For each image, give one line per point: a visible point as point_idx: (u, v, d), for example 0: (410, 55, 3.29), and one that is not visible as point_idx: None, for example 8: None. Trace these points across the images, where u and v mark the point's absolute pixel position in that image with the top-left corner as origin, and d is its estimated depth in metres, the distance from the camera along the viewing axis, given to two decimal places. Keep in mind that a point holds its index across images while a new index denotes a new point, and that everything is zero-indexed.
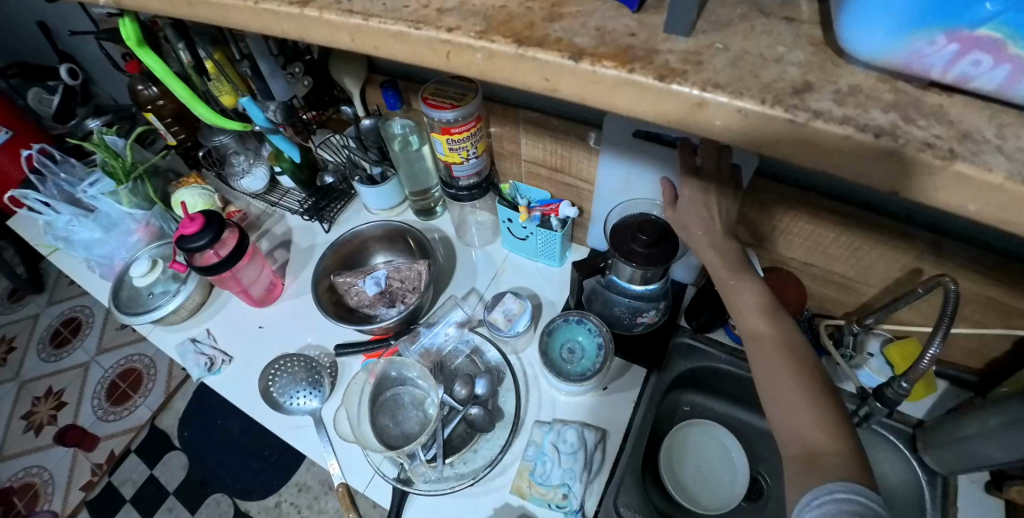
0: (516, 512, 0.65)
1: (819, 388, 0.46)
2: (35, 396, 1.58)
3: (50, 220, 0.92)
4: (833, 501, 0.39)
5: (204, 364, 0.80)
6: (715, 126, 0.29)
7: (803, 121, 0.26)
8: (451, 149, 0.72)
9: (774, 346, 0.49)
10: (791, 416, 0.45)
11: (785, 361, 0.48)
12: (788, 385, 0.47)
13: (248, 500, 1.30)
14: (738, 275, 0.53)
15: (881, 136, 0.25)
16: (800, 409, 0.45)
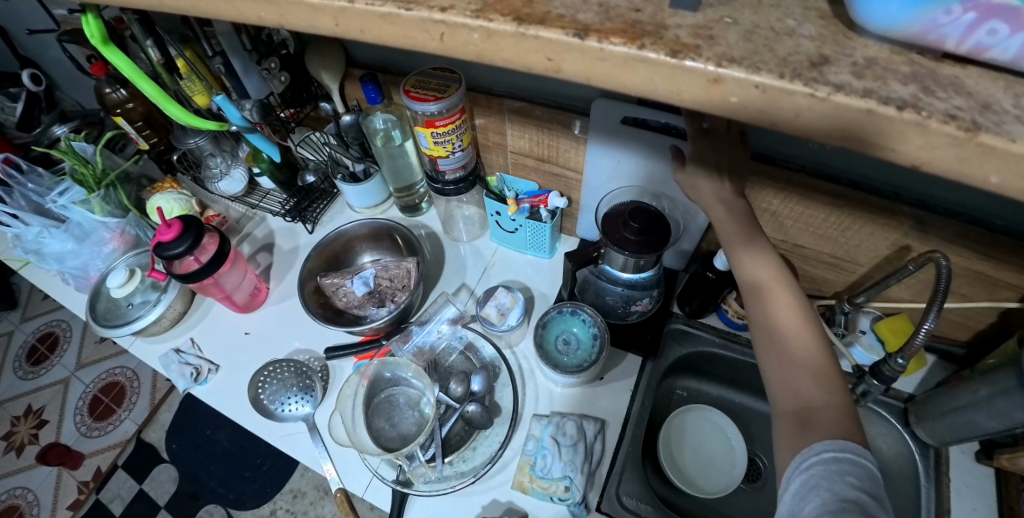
0: (501, 508, 0.64)
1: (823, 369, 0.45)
2: (14, 415, 1.53)
3: (20, 233, 0.86)
4: (820, 462, 0.40)
5: (190, 374, 0.77)
6: (731, 104, 0.28)
7: (824, 95, 0.25)
8: (436, 143, 0.70)
9: (773, 329, 0.48)
10: (788, 388, 0.45)
11: (786, 342, 0.47)
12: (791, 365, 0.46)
13: (242, 510, 1.28)
14: (746, 255, 0.52)
15: (904, 109, 0.24)
16: (802, 385, 0.45)
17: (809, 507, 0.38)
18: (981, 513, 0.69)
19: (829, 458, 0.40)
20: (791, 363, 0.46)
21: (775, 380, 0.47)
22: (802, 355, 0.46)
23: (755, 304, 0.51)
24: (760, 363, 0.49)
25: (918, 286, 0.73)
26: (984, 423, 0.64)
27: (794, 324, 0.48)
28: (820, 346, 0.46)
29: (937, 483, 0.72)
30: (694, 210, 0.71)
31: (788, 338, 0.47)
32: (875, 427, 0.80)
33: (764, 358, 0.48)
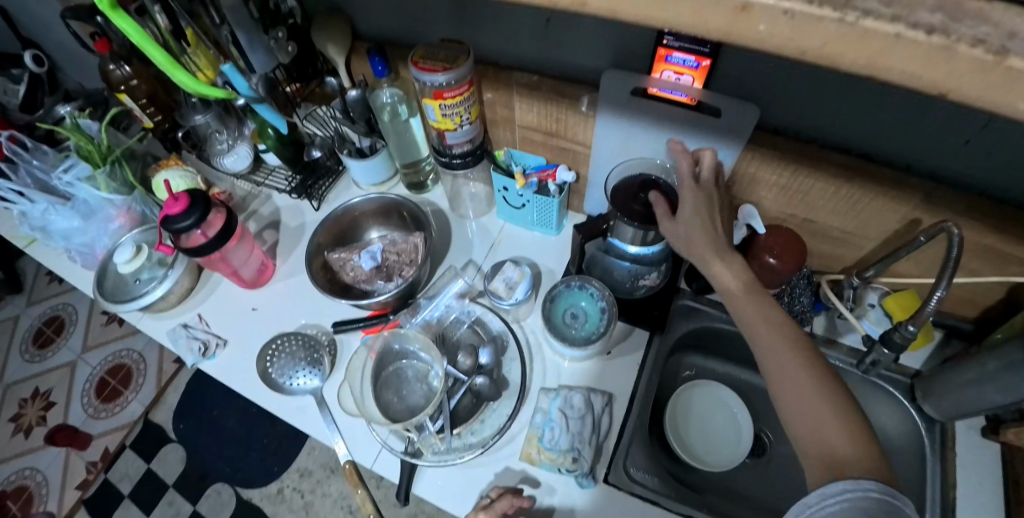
0: (518, 476, 0.65)
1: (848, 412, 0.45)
2: (22, 397, 1.55)
3: (25, 211, 0.88)
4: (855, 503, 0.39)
5: (198, 349, 0.78)
6: (759, 33, 0.27)
7: (853, 19, 0.25)
8: (444, 115, 0.69)
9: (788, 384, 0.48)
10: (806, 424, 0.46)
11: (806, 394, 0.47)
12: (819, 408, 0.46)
13: (250, 488, 1.29)
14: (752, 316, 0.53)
15: (933, 33, 0.24)
16: (821, 414, 0.46)
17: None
18: (987, 487, 0.69)
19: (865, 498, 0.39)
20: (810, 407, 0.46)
21: (802, 423, 0.47)
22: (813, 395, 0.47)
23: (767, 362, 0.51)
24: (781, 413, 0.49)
25: (926, 261, 0.73)
26: (992, 398, 0.64)
27: (796, 359, 0.49)
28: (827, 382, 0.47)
29: (943, 458, 0.73)
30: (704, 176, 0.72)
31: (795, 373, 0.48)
32: (880, 404, 0.81)
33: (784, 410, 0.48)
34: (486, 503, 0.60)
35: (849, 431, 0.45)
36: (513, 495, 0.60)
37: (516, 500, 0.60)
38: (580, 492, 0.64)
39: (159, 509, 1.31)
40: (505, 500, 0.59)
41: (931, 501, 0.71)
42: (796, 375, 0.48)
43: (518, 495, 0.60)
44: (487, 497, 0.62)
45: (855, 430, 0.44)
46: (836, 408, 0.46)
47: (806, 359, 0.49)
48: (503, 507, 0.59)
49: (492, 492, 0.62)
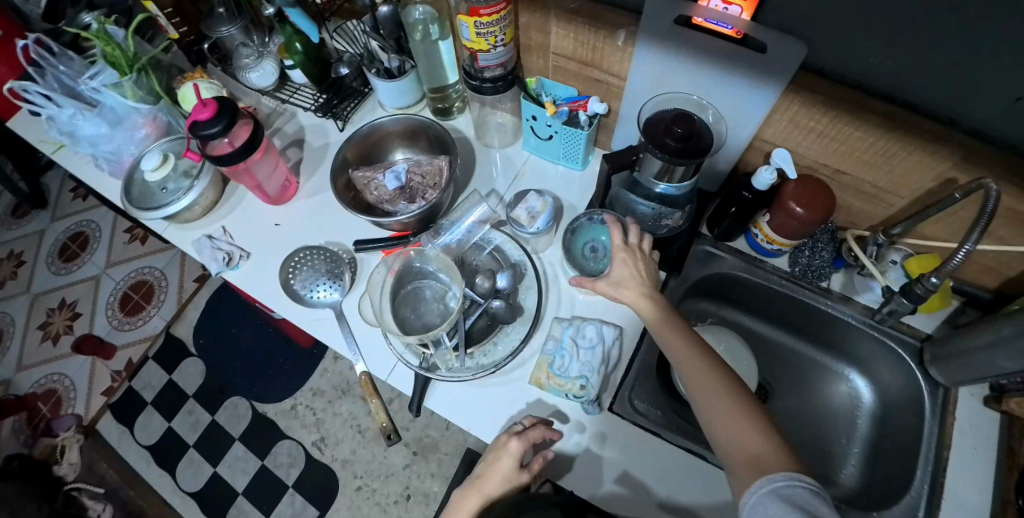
0: (548, 410, 0.67)
1: (753, 409, 0.52)
2: (49, 307, 1.62)
3: (53, 116, 0.86)
4: (773, 486, 0.44)
5: (222, 259, 0.79)
6: None
7: None
8: (479, 34, 0.68)
9: (705, 387, 0.54)
10: (731, 441, 0.50)
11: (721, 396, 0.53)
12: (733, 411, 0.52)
13: (266, 403, 1.38)
14: (669, 330, 0.59)
15: None
16: (735, 418, 0.51)
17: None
18: (979, 452, 0.68)
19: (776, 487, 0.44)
20: (724, 409, 0.52)
21: (726, 435, 0.51)
22: (724, 396, 0.53)
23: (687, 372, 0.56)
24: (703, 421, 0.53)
25: (953, 224, 0.70)
26: (1000, 364, 0.62)
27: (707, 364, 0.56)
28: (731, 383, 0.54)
29: (942, 420, 0.71)
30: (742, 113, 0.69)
31: (718, 395, 0.53)
32: (885, 364, 0.80)
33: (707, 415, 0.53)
34: (520, 429, 0.61)
35: (758, 428, 0.50)
36: (545, 427, 0.61)
37: (548, 432, 0.61)
38: (587, 418, 0.66)
39: (180, 416, 1.40)
40: (538, 430, 0.60)
41: (924, 457, 0.69)
42: (717, 389, 0.54)
43: (550, 428, 0.62)
44: (519, 423, 0.63)
45: (763, 429, 0.50)
46: (746, 411, 0.52)
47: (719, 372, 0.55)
48: (537, 436, 0.60)
49: (524, 420, 0.63)
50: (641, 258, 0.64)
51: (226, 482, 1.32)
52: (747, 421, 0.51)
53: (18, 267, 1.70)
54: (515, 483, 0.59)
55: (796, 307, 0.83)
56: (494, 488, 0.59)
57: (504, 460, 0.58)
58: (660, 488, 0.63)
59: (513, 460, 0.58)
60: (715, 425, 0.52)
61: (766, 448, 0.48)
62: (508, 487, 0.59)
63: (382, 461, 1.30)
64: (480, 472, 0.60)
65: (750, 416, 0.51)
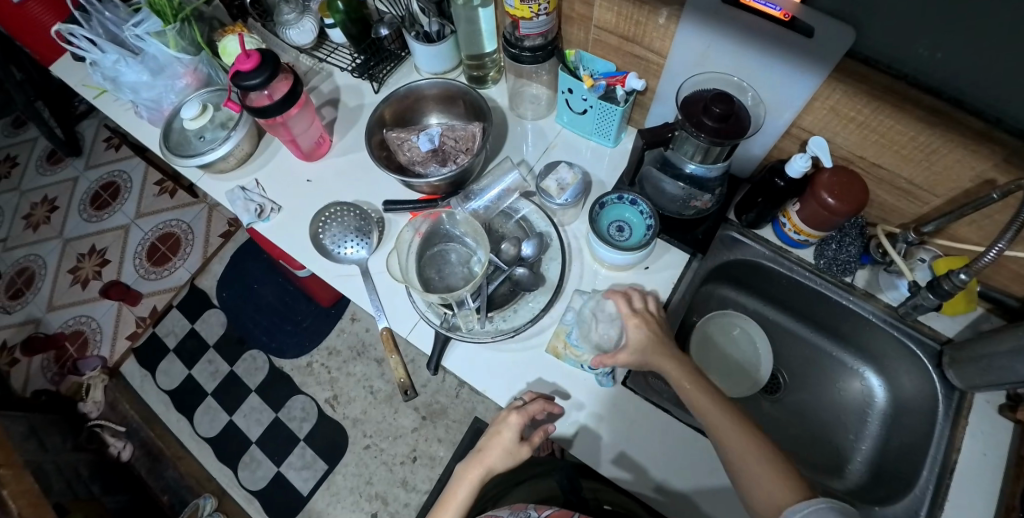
0: (548, 388, 0.68)
1: (773, 456, 0.53)
2: (79, 252, 1.67)
3: (97, 61, 0.89)
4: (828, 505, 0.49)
5: (255, 210, 0.81)
6: None
7: None
8: (522, 2, 0.68)
9: (728, 437, 0.54)
10: (751, 482, 0.52)
11: (741, 445, 0.54)
12: (756, 460, 0.53)
13: (282, 358, 1.43)
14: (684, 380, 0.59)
15: None
16: (759, 470, 0.52)
17: None
18: (989, 459, 0.68)
19: (824, 508, 0.48)
20: (746, 459, 0.53)
21: (748, 478, 0.53)
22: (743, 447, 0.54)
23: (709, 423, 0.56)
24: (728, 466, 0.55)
25: (988, 227, 0.69)
26: (1020, 371, 0.61)
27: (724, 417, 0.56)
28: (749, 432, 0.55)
29: (953, 423, 0.71)
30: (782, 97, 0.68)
31: (740, 442, 0.54)
32: (903, 364, 0.79)
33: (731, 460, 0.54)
34: (520, 403, 0.62)
35: (780, 476, 0.52)
36: (544, 400, 0.63)
37: (548, 405, 0.62)
38: (599, 389, 0.68)
39: (200, 365, 1.45)
40: (539, 403, 0.61)
41: (930, 458, 0.70)
42: (739, 438, 0.54)
43: (550, 401, 0.63)
44: (521, 398, 0.64)
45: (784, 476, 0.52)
46: (767, 460, 0.53)
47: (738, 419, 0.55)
48: (536, 411, 0.61)
49: (526, 396, 0.64)
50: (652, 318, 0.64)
51: (241, 430, 1.38)
52: (768, 467, 0.52)
53: (52, 213, 1.75)
54: (516, 456, 0.60)
55: (818, 300, 0.83)
56: (493, 462, 0.60)
57: (506, 433, 0.60)
58: (663, 463, 0.64)
59: (514, 432, 0.59)
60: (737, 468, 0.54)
61: (784, 491, 0.51)
62: (509, 460, 0.60)
63: (391, 422, 1.34)
64: (482, 445, 0.61)
65: (767, 457, 0.53)
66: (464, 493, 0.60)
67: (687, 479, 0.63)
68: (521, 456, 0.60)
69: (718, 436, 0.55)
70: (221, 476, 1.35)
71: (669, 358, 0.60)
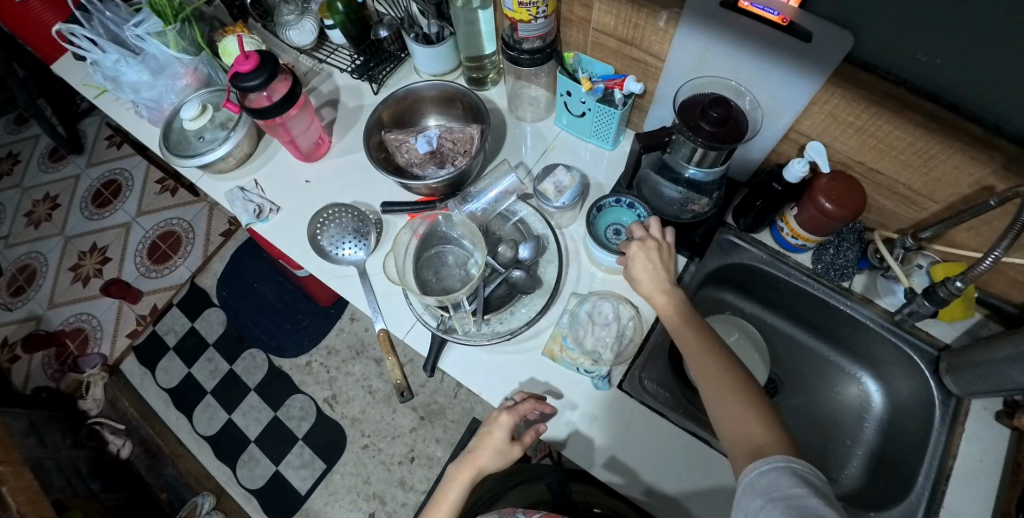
0: (540, 389, 0.68)
1: (759, 403, 0.53)
2: (80, 250, 1.68)
3: (98, 61, 0.89)
4: (790, 463, 0.45)
5: (253, 210, 0.81)
6: None
7: None
8: (520, 5, 0.68)
9: (716, 377, 0.55)
10: (735, 429, 0.51)
11: (728, 387, 0.54)
12: (740, 405, 0.53)
13: (282, 357, 1.43)
14: (682, 322, 0.61)
15: None
16: (743, 414, 0.52)
17: (774, 496, 0.44)
18: (984, 465, 0.68)
19: (781, 465, 0.46)
20: (731, 401, 0.53)
21: (730, 422, 0.52)
22: (728, 390, 0.54)
23: (700, 364, 0.57)
24: (713, 411, 0.54)
25: (986, 233, 0.68)
26: (1016, 379, 0.61)
27: (714, 357, 0.57)
28: (738, 377, 0.55)
29: (949, 430, 0.71)
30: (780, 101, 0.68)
31: (725, 384, 0.55)
32: (900, 368, 0.79)
33: (715, 401, 0.54)
34: (511, 403, 0.62)
35: (761, 419, 0.51)
36: (535, 400, 0.63)
37: (539, 405, 0.63)
38: (595, 393, 0.68)
39: (199, 363, 1.46)
40: (529, 403, 0.62)
41: (927, 464, 0.70)
42: (727, 380, 0.55)
43: (541, 402, 0.63)
44: (511, 398, 0.65)
45: (765, 420, 0.51)
46: (750, 403, 0.53)
47: (728, 365, 0.56)
48: (528, 410, 0.61)
49: (517, 396, 0.65)
50: (655, 246, 0.64)
51: (239, 428, 1.38)
52: (750, 412, 0.52)
53: (54, 210, 1.76)
54: (507, 456, 0.60)
55: (816, 304, 0.82)
56: (484, 461, 0.60)
57: (497, 432, 0.60)
58: (657, 467, 0.64)
59: (505, 432, 0.59)
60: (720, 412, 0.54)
61: (764, 431, 0.50)
62: (500, 459, 0.60)
63: (389, 422, 1.35)
64: (473, 445, 0.61)
65: (752, 406, 0.52)
66: (456, 494, 0.60)
67: (679, 483, 0.63)
68: (512, 455, 0.60)
69: (706, 376, 0.56)
70: (219, 474, 1.35)
71: (677, 297, 0.63)
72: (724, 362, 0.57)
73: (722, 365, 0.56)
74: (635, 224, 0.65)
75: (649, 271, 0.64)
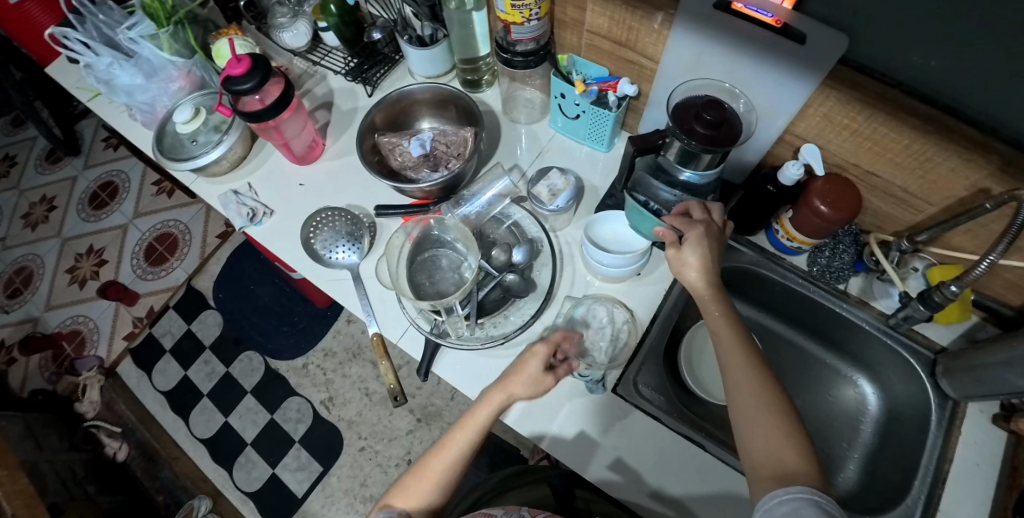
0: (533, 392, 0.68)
1: (793, 423, 0.48)
2: (77, 252, 1.68)
3: (90, 63, 0.88)
4: (811, 495, 0.42)
5: (247, 214, 0.82)
6: None
7: None
8: (513, 7, 0.67)
9: (749, 387, 0.50)
10: (763, 450, 0.47)
11: (760, 400, 0.49)
12: (771, 425, 0.47)
13: (278, 359, 1.43)
14: (721, 320, 0.55)
15: None
16: (775, 435, 0.47)
17: None
18: (982, 469, 0.67)
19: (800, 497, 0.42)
20: (761, 419, 0.48)
21: (758, 442, 0.47)
22: (760, 404, 0.49)
23: (734, 370, 0.52)
24: (740, 425, 0.49)
25: (982, 236, 0.68)
26: (1014, 383, 0.60)
27: (750, 364, 0.51)
28: (774, 389, 0.50)
29: (946, 434, 0.70)
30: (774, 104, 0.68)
31: (756, 397, 0.49)
32: (896, 371, 0.79)
33: (743, 415, 0.49)
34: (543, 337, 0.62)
35: (794, 441, 0.46)
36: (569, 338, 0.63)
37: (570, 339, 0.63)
38: (589, 397, 0.67)
39: (196, 366, 1.45)
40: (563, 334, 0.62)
41: (924, 469, 0.69)
42: (761, 392, 0.49)
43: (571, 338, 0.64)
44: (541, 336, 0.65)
45: (800, 444, 0.46)
46: (785, 422, 0.47)
47: (764, 373, 0.51)
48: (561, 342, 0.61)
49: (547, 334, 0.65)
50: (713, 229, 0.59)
51: (236, 431, 1.38)
52: (782, 432, 0.47)
53: (50, 212, 1.76)
54: (542, 385, 0.59)
55: (812, 306, 0.82)
56: (517, 391, 0.58)
57: (531, 362, 0.59)
58: (651, 472, 0.64)
59: (540, 361, 0.58)
60: (748, 428, 0.49)
61: (796, 456, 0.45)
62: (535, 392, 0.58)
63: (386, 424, 1.34)
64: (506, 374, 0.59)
65: (790, 430, 0.47)
66: (485, 416, 0.58)
67: (674, 487, 0.63)
68: (545, 386, 0.59)
69: (738, 385, 0.51)
70: (216, 477, 1.35)
71: (713, 292, 0.57)
72: (769, 375, 0.51)
73: (766, 376, 0.50)
74: (694, 204, 0.61)
75: (700, 257, 0.57)
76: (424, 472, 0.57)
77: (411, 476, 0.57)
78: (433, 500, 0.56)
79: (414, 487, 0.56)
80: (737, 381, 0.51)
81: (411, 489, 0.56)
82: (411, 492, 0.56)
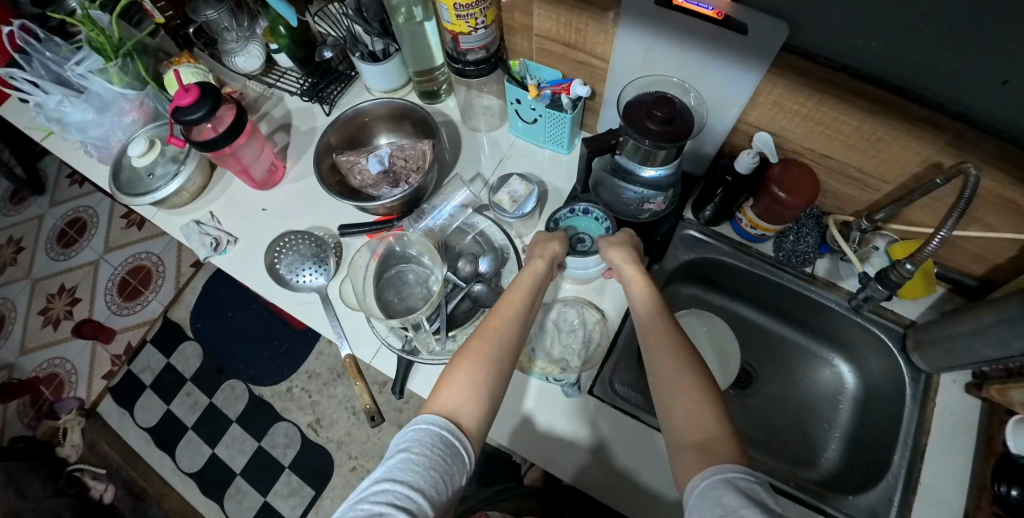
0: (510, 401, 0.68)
1: (712, 394, 0.47)
2: (49, 292, 1.64)
3: (41, 102, 0.85)
4: (728, 475, 0.39)
5: (210, 243, 0.80)
6: None
7: None
8: (458, 17, 0.67)
9: (669, 362, 0.50)
10: (684, 424, 0.45)
11: (681, 375, 0.49)
12: (693, 396, 0.47)
13: (262, 385, 1.41)
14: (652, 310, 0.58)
15: None
16: (694, 406, 0.46)
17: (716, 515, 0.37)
18: (959, 439, 0.68)
19: (720, 478, 0.39)
20: (682, 392, 0.47)
21: (681, 416, 0.46)
22: (681, 379, 0.48)
23: (653, 352, 0.53)
24: (667, 402, 0.48)
25: (937, 209, 0.69)
26: (981, 352, 0.61)
27: (670, 342, 0.52)
28: (693, 363, 0.50)
29: (922, 407, 0.71)
30: (726, 96, 0.69)
31: (676, 372, 0.49)
32: (870, 349, 0.80)
33: (666, 392, 0.49)
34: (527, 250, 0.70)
35: (713, 412, 0.45)
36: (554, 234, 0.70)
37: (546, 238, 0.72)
38: (566, 400, 0.67)
39: (178, 399, 1.43)
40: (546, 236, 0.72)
41: (902, 444, 0.70)
42: (678, 367, 0.49)
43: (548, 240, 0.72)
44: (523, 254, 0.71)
45: (717, 414, 0.45)
46: (703, 393, 0.47)
47: (684, 349, 0.51)
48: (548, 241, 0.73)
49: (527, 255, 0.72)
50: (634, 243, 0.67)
51: (224, 462, 1.35)
52: (703, 403, 0.46)
53: (18, 253, 1.71)
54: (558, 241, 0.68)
55: (782, 292, 0.83)
56: (552, 251, 0.66)
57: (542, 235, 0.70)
58: (636, 472, 0.63)
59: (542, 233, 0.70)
60: (672, 404, 0.48)
61: (715, 426, 0.44)
62: (566, 244, 0.67)
63: (376, 441, 1.33)
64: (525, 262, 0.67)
65: (710, 400, 0.46)
66: (531, 277, 0.63)
67: (660, 485, 0.63)
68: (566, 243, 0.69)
69: (658, 364, 0.51)
70: (208, 511, 1.32)
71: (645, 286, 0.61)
72: (690, 352, 0.51)
73: (687, 351, 0.51)
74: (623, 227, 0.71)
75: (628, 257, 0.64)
76: (487, 332, 0.56)
77: (470, 346, 0.54)
78: (509, 346, 0.55)
79: (476, 352, 0.53)
80: (658, 358, 0.51)
81: (474, 355, 0.53)
82: (471, 360, 0.53)
